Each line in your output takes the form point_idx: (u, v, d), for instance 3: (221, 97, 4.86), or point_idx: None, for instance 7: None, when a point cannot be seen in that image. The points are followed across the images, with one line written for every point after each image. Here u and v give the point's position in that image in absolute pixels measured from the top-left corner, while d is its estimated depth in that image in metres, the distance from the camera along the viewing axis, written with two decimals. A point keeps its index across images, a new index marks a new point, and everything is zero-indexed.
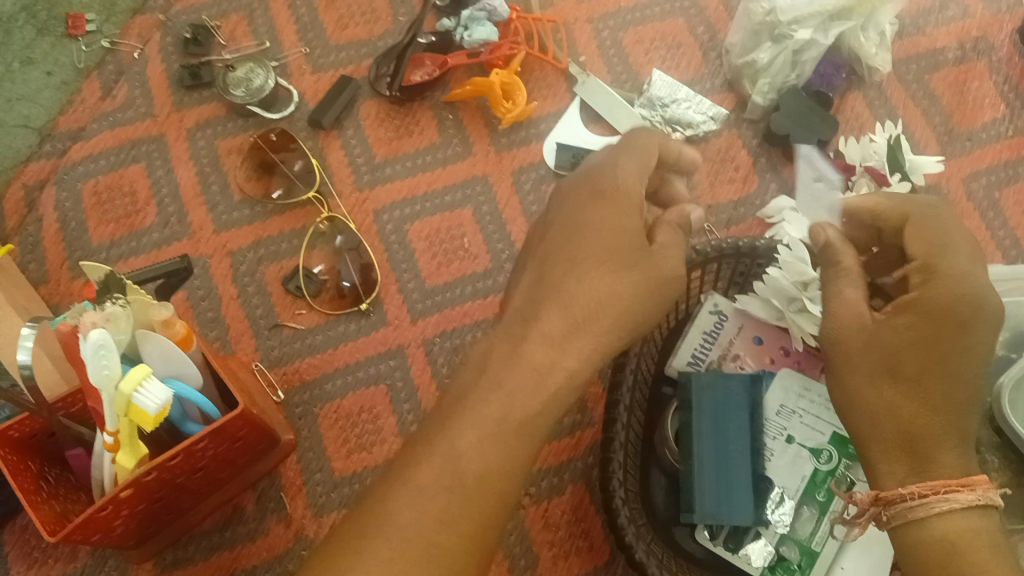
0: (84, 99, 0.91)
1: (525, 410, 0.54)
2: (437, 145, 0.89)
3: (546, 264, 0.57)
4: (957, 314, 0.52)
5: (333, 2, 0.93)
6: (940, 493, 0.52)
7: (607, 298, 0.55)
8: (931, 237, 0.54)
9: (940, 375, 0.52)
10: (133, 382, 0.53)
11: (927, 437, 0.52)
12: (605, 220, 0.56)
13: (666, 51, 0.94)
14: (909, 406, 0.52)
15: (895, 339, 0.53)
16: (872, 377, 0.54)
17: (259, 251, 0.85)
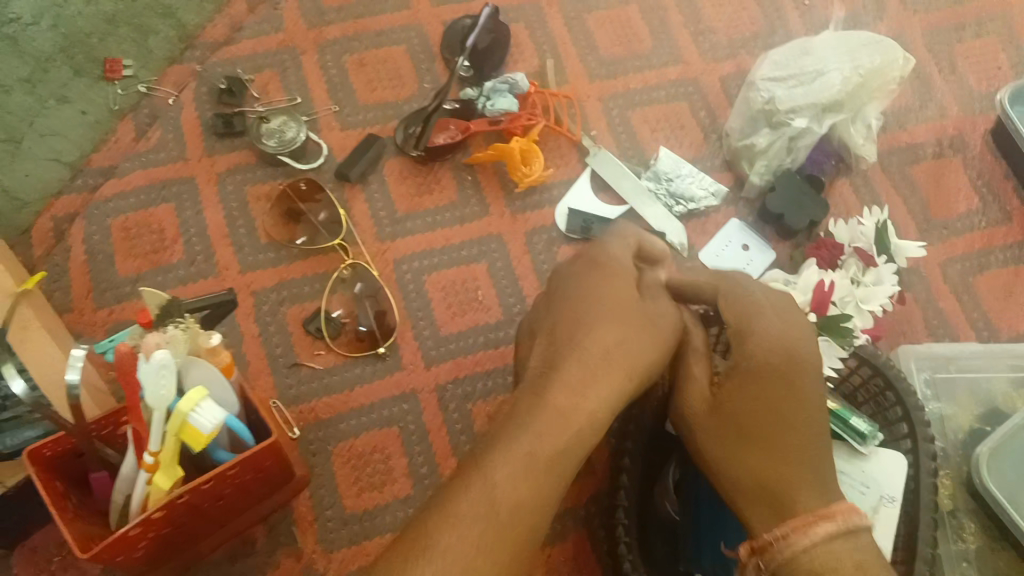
0: (118, 139, 0.95)
1: (557, 451, 0.55)
2: (456, 204, 0.94)
3: (558, 327, 0.63)
4: (781, 360, 0.62)
5: (363, 66, 0.99)
6: (806, 527, 0.56)
7: (619, 339, 0.62)
8: (738, 306, 0.65)
9: (782, 428, 0.60)
10: (190, 402, 0.56)
11: (780, 479, 0.59)
12: (601, 283, 0.66)
13: (670, 131, 1.01)
14: (761, 453, 0.60)
15: (735, 400, 0.62)
16: (723, 443, 0.62)
17: (281, 293, 0.88)
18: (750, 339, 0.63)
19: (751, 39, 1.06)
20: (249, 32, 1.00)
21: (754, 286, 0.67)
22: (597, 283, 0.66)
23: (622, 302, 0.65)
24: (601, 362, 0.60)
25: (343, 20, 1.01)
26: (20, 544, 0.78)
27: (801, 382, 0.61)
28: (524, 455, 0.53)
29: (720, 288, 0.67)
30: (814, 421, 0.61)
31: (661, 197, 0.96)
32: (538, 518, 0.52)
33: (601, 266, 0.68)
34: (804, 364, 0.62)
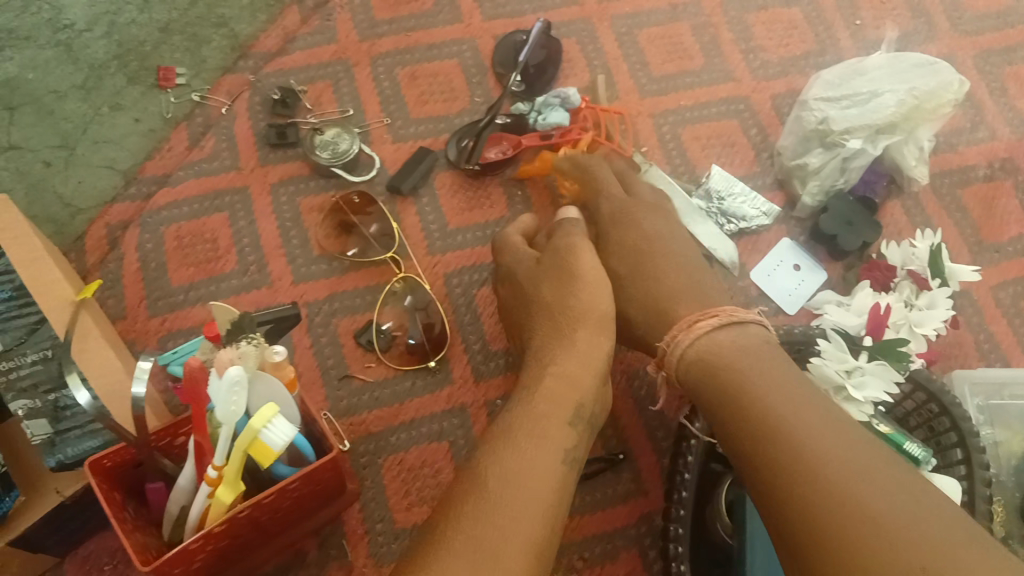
0: (173, 147, 0.94)
1: (542, 421, 0.66)
2: (507, 218, 0.94)
3: (506, 308, 0.84)
4: (619, 211, 0.88)
5: (415, 79, 0.99)
6: (691, 324, 0.73)
7: (553, 303, 0.78)
8: (590, 185, 0.91)
9: (644, 261, 0.82)
10: (262, 419, 0.56)
11: (668, 308, 0.77)
12: (518, 255, 0.85)
13: (720, 148, 1.01)
14: (654, 296, 0.79)
15: (615, 262, 0.84)
16: (626, 294, 0.82)
17: (333, 304, 0.89)
18: (606, 202, 0.89)
19: (801, 58, 1.06)
20: (302, 43, 1.00)
21: (600, 167, 0.92)
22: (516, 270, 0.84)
23: (546, 275, 0.80)
24: (550, 334, 0.76)
25: (395, 33, 1.01)
26: (72, 553, 0.77)
27: (641, 227, 0.85)
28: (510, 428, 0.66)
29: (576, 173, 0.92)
30: (665, 250, 0.82)
31: (711, 215, 0.96)
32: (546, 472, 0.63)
33: (511, 253, 0.86)
34: (640, 212, 0.86)
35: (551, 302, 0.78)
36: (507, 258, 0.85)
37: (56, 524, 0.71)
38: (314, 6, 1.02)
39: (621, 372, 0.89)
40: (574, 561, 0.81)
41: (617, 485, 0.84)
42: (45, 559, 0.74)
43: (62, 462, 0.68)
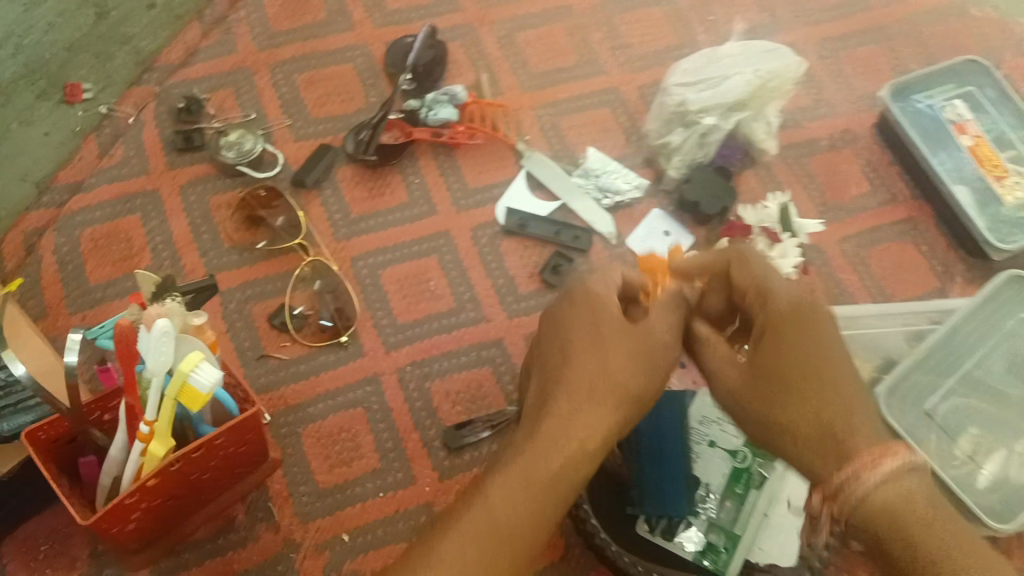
0: (84, 157, 0.99)
1: (548, 457, 0.59)
2: (406, 205, 1.02)
3: (553, 357, 0.65)
4: (803, 313, 0.63)
5: (312, 83, 1.07)
6: (870, 469, 0.55)
7: (597, 367, 0.63)
8: (756, 271, 0.67)
9: (807, 372, 0.60)
10: (190, 364, 0.64)
11: (833, 423, 0.58)
12: (594, 313, 0.66)
13: (596, 135, 1.11)
14: (808, 411, 0.59)
15: (765, 356, 0.63)
16: (769, 401, 0.61)
17: (247, 292, 0.95)
18: (772, 298, 0.65)
19: (665, 52, 1.18)
20: (203, 55, 1.07)
21: (745, 254, 0.69)
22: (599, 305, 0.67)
23: (609, 331, 0.65)
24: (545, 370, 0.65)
25: (293, 43, 1.09)
26: (10, 536, 0.80)
27: (814, 329, 0.63)
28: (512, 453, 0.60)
29: (731, 257, 0.70)
30: (842, 365, 0.61)
31: (589, 192, 1.07)
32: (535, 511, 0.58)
33: (595, 294, 0.68)
34: (816, 309, 0.64)
35: (601, 365, 0.63)
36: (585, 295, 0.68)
37: None
38: (214, 21, 1.10)
39: (519, 335, 0.98)
40: None
41: None
42: None
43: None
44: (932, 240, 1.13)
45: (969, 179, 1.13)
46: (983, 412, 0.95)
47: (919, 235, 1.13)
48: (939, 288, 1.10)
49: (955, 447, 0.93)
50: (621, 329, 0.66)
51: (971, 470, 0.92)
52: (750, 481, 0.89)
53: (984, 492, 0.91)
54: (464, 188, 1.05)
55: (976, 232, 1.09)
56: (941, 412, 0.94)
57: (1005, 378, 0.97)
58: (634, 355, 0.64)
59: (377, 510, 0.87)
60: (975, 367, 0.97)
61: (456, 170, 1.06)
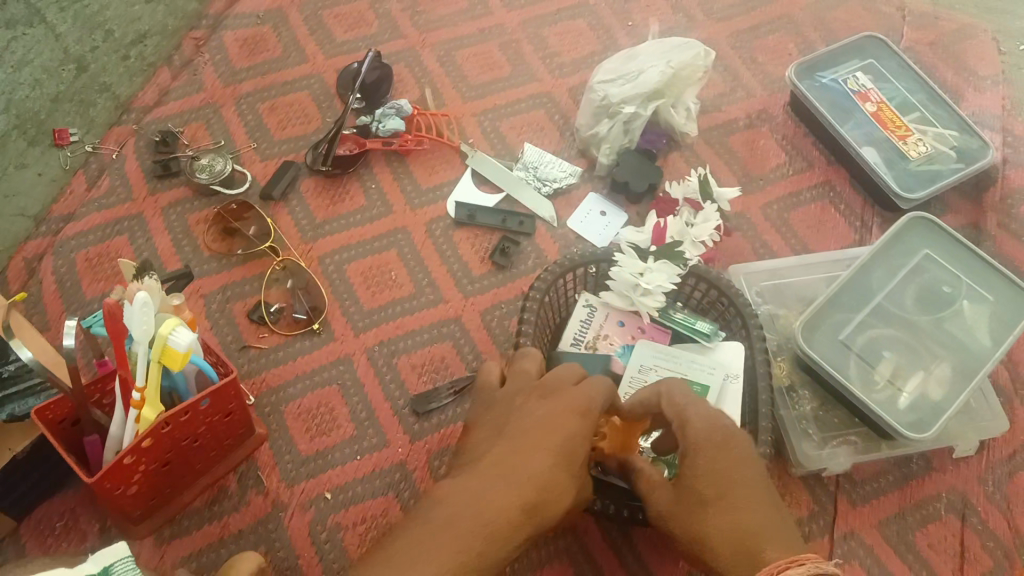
0: (74, 190, 1.12)
1: (499, 518, 0.70)
2: (364, 207, 1.14)
3: (520, 441, 0.76)
4: (725, 440, 0.80)
5: (273, 111, 1.20)
6: (780, 571, 0.69)
7: (557, 470, 0.75)
8: (690, 406, 0.84)
9: (731, 499, 0.76)
10: (168, 328, 0.74)
11: (753, 536, 0.74)
12: (565, 414, 0.80)
13: (532, 133, 1.24)
14: (731, 525, 0.75)
15: (693, 484, 0.79)
16: (694, 513, 0.77)
17: (227, 293, 1.06)
18: (693, 429, 0.82)
19: (589, 56, 1.31)
20: (175, 94, 1.20)
21: (674, 385, 0.86)
22: (543, 398, 0.81)
23: (562, 435, 0.77)
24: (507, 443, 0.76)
25: (253, 77, 1.22)
26: (26, 517, 0.90)
27: (736, 466, 0.79)
28: (469, 499, 0.71)
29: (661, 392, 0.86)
30: (750, 492, 0.77)
31: (530, 182, 1.19)
32: (485, 550, 0.67)
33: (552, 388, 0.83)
34: (734, 439, 0.81)
35: (558, 467, 0.75)
36: (553, 383, 0.83)
37: (8, 479, 0.85)
38: (182, 65, 1.23)
39: (474, 311, 1.09)
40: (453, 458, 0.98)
41: None
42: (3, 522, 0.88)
43: (12, 414, 0.83)
44: (849, 200, 1.23)
45: (876, 141, 1.24)
46: (898, 339, 1.04)
47: (837, 196, 1.24)
48: (858, 241, 1.20)
49: (875, 373, 1.02)
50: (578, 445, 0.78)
51: (893, 393, 1.01)
52: None
53: (903, 411, 1.00)
54: (416, 189, 1.16)
55: (886, 186, 1.19)
56: (858, 341, 1.04)
57: (915, 306, 1.06)
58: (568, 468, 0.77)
59: (354, 471, 0.97)
60: (886, 299, 1.06)
61: (408, 173, 1.18)
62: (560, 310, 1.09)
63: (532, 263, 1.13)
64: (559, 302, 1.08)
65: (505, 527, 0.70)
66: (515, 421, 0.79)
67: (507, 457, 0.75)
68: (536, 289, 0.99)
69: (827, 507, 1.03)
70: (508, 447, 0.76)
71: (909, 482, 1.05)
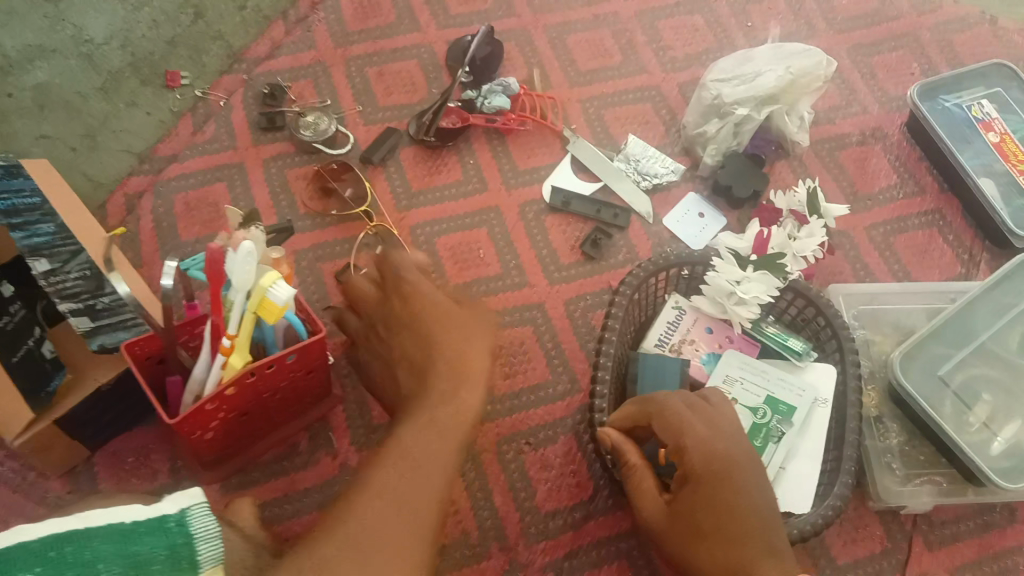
0: (180, 133, 1.13)
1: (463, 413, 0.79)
2: (461, 181, 1.13)
3: (418, 345, 0.85)
4: (722, 459, 0.78)
5: (381, 76, 1.20)
6: None
7: (457, 355, 0.83)
8: (672, 423, 0.81)
9: (721, 534, 0.75)
10: (268, 280, 0.73)
11: (743, 563, 0.73)
12: (429, 304, 0.86)
13: (637, 126, 1.21)
14: (722, 551, 0.74)
15: (688, 512, 0.78)
16: (685, 545, 0.77)
17: (317, 251, 1.07)
18: (688, 453, 0.79)
19: (702, 54, 1.28)
20: (287, 50, 1.21)
21: (667, 399, 0.83)
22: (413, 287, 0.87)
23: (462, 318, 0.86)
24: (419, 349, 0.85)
25: (365, 41, 1.22)
26: (101, 448, 0.93)
27: (725, 493, 0.76)
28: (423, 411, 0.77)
29: (649, 411, 0.84)
30: (752, 514, 0.76)
31: (631, 175, 1.16)
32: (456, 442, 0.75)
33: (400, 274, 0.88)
34: (732, 457, 0.79)
35: (460, 349, 0.83)
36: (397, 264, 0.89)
37: (90, 407, 0.86)
38: (296, 21, 1.23)
39: (559, 300, 1.07)
40: (521, 446, 0.97)
41: (557, 387, 1.02)
42: (80, 449, 0.90)
43: (102, 346, 0.84)
44: (958, 230, 1.18)
45: (995, 173, 1.18)
46: (996, 381, 0.99)
47: (947, 225, 1.18)
48: (965, 274, 1.15)
49: (970, 414, 0.97)
50: (462, 318, 0.86)
51: (987, 437, 0.96)
52: (769, 436, 0.95)
53: (997, 458, 0.94)
54: (514, 170, 1.15)
55: (1000, 221, 1.14)
56: (956, 379, 0.98)
57: (1018, 349, 1.00)
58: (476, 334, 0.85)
59: None
60: (990, 339, 1.00)
61: (506, 152, 1.16)
62: (647, 308, 1.05)
63: (622, 257, 1.11)
64: (646, 301, 1.04)
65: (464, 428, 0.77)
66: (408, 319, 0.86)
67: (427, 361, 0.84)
68: (627, 284, 0.97)
69: (902, 546, 0.98)
70: (426, 360, 0.84)
71: (989, 531, 0.99)
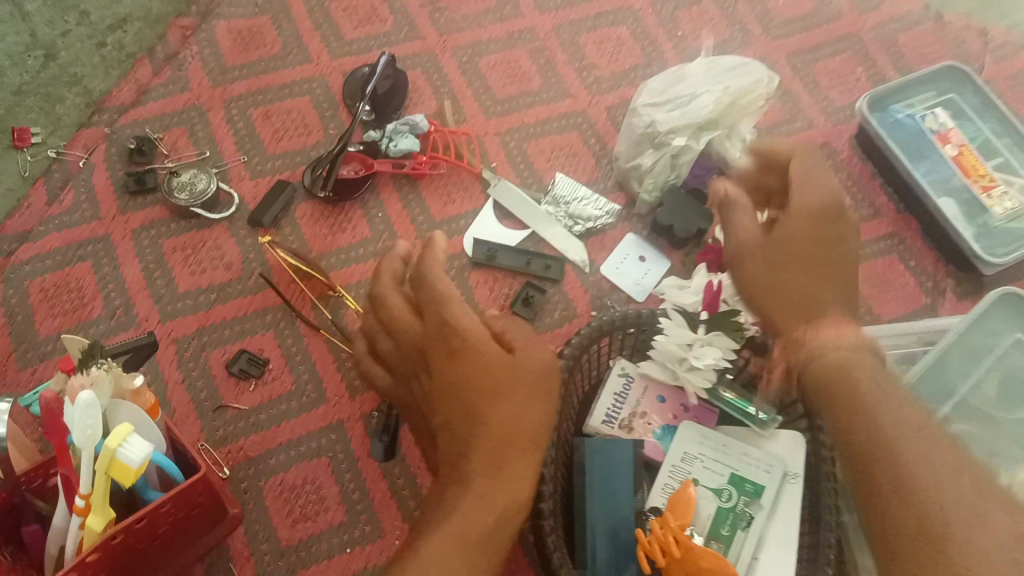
0: (32, 204, 0.97)
1: (500, 513, 0.61)
2: (369, 239, 0.99)
3: (463, 388, 0.65)
4: (832, 208, 0.76)
5: (268, 117, 1.04)
6: (827, 347, 0.72)
7: (514, 419, 0.64)
8: (811, 193, 0.77)
9: (807, 263, 0.75)
10: (118, 438, 0.60)
11: (818, 299, 0.74)
12: (484, 339, 0.67)
13: (564, 159, 1.08)
14: (808, 280, 0.74)
15: (792, 238, 0.76)
16: (770, 270, 0.77)
17: (203, 338, 0.92)
18: (807, 194, 0.77)
19: (630, 71, 1.15)
20: (155, 94, 1.04)
21: (807, 159, 0.81)
22: (455, 328, 0.67)
23: (515, 377, 0.66)
24: (467, 408, 0.65)
25: (247, 77, 1.06)
26: None
27: (826, 237, 0.75)
28: (465, 502, 0.61)
29: (798, 151, 0.83)
30: (842, 256, 0.76)
31: (560, 219, 1.03)
32: (490, 533, 0.60)
33: (431, 286, 0.69)
34: (838, 212, 0.77)
35: (511, 413, 0.64)
36: (428, 280, 0.69)
37: None
38: (165, 57, 1.06)
39: None
40: None
41: None
42: None
43: None
44: (918, 255, 1.08)
45: (954, 190, 1.08)
46: (978, 438, 0.89)
47: (906, 250, 1.08)
48: (928, 305, 1.06)
49: None
50: (518, 363, 0.67)
51: None
52: (737, 522, 0.83)
53: None
54: (429, 221, 1.01)
55: (965, 245, 1.03)
56: None
57: (998, 399, 0.91)
58: (535, 386, 0.67)
59: (342, 567, 0.84)
60: (969, 392, 0.91)
61: (420, 201, 1.02)
62: (590, 376, 0.93)
63: (558, 315, 0.99)
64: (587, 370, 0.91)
65: (508, 510, 0.62)
66: (452, 367, 0.66)
67: (474, 407, 0.65)
68: (567, 354, 0.84)
69: None
70: (473, 409, 0.64)
71: None
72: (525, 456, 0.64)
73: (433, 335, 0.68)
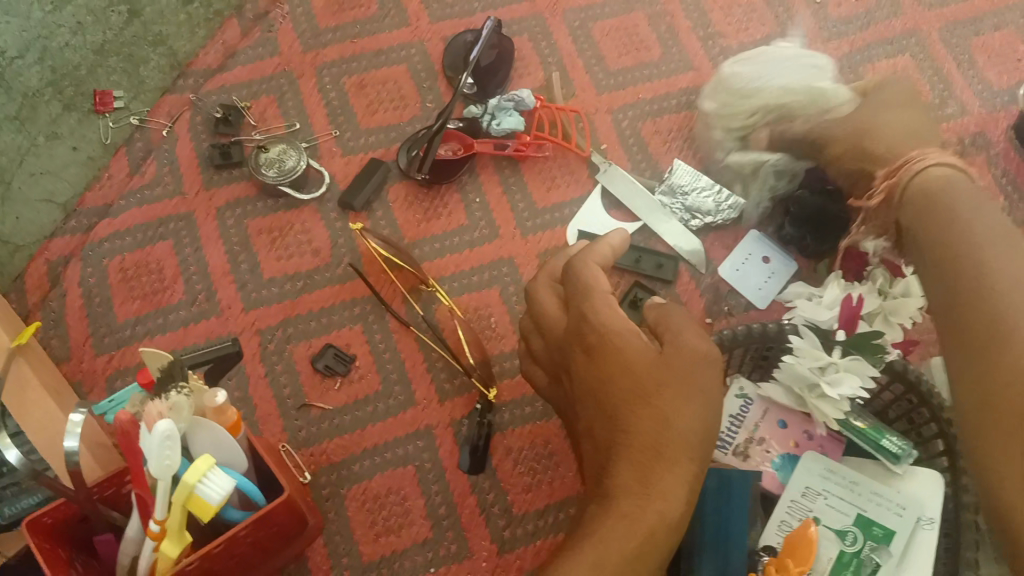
0: (112, 175, 0.91)
1: (648, 537, 0.51)
2: (465, 228, 0.91)
3: (601, 389, 0.57)
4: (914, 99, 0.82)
5: (362, 87, 0.96)
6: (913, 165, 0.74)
7: (659, 424, 0.54)
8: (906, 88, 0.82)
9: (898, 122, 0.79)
10: (198, 474, 0.55)
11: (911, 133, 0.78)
12: (623, 332, 0.58)
13: (683, 142, 0.97)
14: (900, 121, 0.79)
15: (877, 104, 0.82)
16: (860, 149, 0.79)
17: (288, 330, 0.86)
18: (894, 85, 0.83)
19: (762, 42, 1.02)
20: (243, 57, 0.97)
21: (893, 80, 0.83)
22: (594, 325, 0.59)
23: (658, 377, 0.56)
24: (607, 414, 0.56)
25: (341, 40, 0.97)
26: None
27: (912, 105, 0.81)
28: (606, 522, 0.51)
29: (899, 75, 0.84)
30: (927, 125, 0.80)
31: (674, 211, 0.93)
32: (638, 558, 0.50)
33: (574, 276, 0.63)
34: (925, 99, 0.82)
35: (653, 417, 0.54)
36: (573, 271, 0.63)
37: None
38: (254, 17, 0.99)
39: None
40: None
41: None
42: None
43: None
44: None
45: None
46: None
47: None
48: None
49: None
50: (663, 360, 0.57)
51: None
52: (861, 569, 0.73)
53: None
54: (531, 209, 0.92)
55: None
56: None
57: None
58: (687, 381, 0.56)
59: None
60: None
61: (521, 186, 0.93)
62: None
63: None
64: None
65: (659, 533, 0.51)
66: (589, 369, 0.58)
67: (612, 414, 0.56)
68: None
69: None
70: (610, 413, 0.56)
71: None
72: (677, 466, 0.53)
73: (570, 336, 0.61)
